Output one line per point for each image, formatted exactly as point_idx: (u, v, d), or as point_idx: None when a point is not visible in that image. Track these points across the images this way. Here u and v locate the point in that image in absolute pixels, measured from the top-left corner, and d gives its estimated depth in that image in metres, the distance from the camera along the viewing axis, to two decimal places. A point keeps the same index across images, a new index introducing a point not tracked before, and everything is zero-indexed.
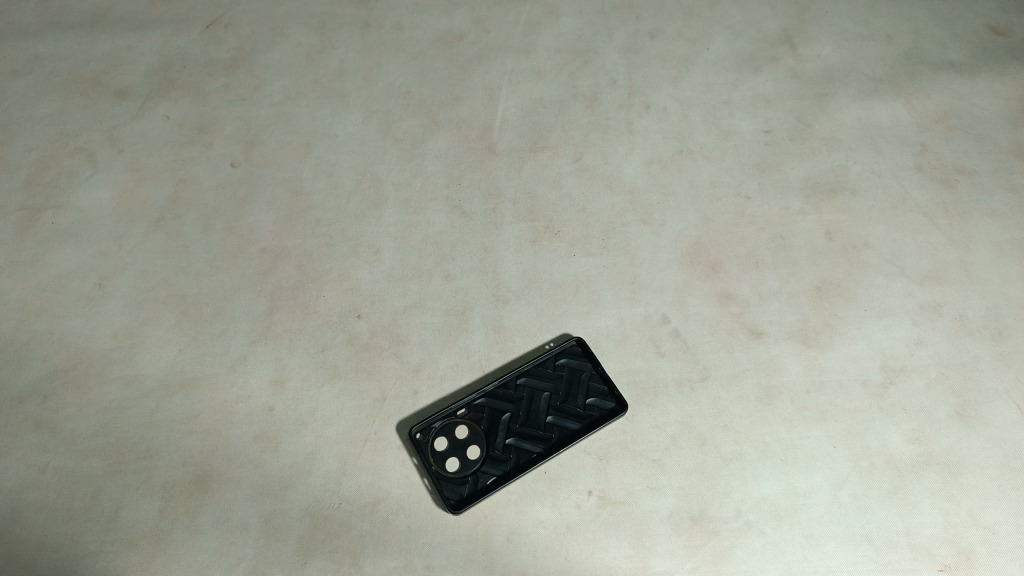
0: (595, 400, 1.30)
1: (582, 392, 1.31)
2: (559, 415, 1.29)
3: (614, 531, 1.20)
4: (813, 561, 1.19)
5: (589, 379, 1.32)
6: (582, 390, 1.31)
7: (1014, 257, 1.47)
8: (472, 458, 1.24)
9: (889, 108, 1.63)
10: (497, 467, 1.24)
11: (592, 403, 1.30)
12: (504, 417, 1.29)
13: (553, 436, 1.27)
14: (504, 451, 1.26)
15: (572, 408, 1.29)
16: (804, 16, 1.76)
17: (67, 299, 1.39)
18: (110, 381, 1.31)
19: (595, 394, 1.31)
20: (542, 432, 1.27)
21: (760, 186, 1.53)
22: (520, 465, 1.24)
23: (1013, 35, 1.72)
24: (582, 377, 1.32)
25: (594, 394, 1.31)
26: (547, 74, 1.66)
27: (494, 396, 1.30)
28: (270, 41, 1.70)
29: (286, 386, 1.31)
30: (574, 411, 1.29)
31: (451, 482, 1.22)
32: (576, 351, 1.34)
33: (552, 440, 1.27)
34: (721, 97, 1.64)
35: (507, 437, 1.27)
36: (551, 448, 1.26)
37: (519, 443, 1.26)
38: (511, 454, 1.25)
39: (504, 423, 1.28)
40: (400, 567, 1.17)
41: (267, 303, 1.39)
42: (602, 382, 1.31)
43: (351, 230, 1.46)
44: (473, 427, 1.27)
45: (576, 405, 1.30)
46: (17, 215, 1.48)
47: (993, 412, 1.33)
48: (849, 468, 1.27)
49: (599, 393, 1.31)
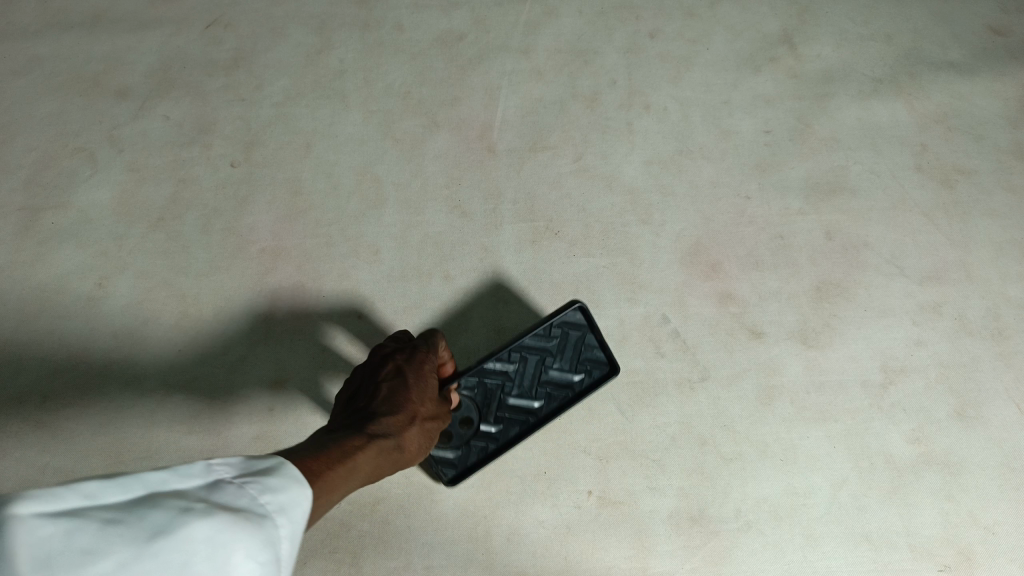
0: (590, 362, 1.32)
1: (576, 354, 1.32)
2: (552, 378, 1.31)
3: (614, 530, 1.26)
4: (814, 561, 1.25)
5: (582, 341, 1.33)
6: (576, 352, 1.32)
7: (1014, 257, 1.47)
8: (464, 427, 1.29)
9: (889, 108, 1.60)
10: (492, 437, 1.28)
11: (587, 365, 1.32)
12: (497, 383, 1.31)
13: (544, 404, 1.30)
14: (497, 421, 1.29)
15: (565, 371, 1.31)
16: (805, 16, 1.69)
17: (67, 299, 1.40)
18: (111, 381, 1.34)
19: (588, 356, 1.32)
20: (536, 398, 1.30)
21: (760, 186, 1.52)
22: (515, 434, 1.28)
23: (1013, 36, 1.66)
24: (577, 338, 1.32)
25: (588, 356, 1.32)
26: (546, 74, 1.62)
27: (488, 363, 1.31)
28: (268, 41, 1.66)
29: (286, 385, 1.34)
30: (567, 374, 1.31)
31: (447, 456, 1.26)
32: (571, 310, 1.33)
33: (546, 406, 1.30)
34: (721, 97, 1.60)
35: (500, 403, 1.30)
36: (546, 414, 1.29)
37: (512, 409, 1.30)
38: (504, 422, 1.29)
39: (498, 390, 1.31)
40: (400, 567, 1.25)
41: (268, 303, 1.40)
42: (596, 342, 1.32)
43: (350, 230, 1.46)
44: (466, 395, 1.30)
45: (569, 368, 1.31)
46: (17, 216, 1.49)
47: (992, 412, 1.34)
48: (849, 468, 1.30)
49: (593, 354, 1.32)
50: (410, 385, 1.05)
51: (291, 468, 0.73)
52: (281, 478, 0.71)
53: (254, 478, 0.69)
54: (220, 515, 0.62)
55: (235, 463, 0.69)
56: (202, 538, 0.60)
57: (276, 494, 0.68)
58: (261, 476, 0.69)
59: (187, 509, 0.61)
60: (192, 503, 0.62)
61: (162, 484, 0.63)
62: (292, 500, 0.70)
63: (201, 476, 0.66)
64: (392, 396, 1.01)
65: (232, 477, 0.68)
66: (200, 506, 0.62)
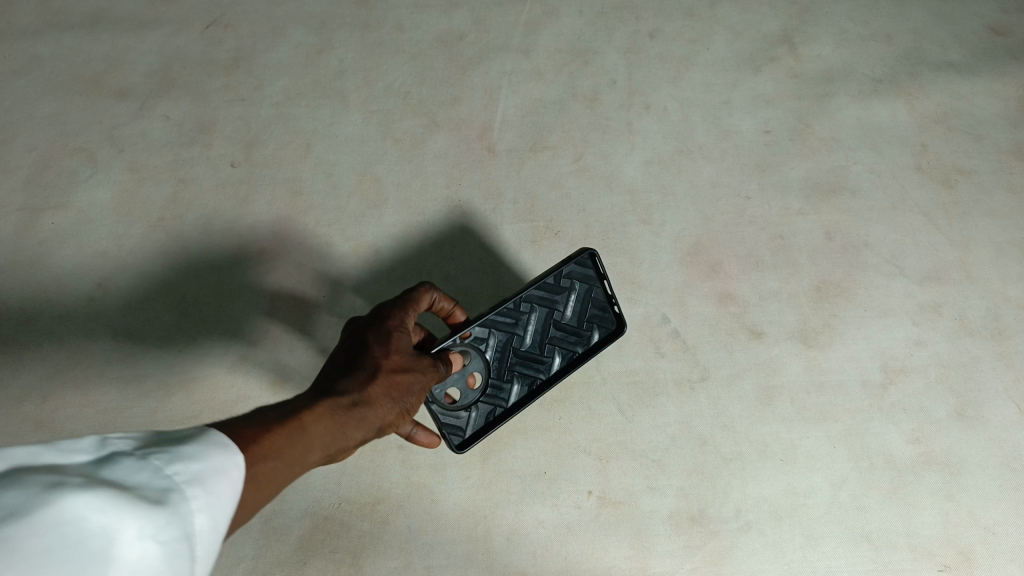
0: (597, 316, 1.33)
1: (583, 309, 1.33)
2: (560, 333, 1.33)
3: (614, 530, 1.26)
4: (813, 560, 1.26)
5: (590, 294, 1.33)
6: (584, 306, 1.33)
7: (1014, 257, 1.47)
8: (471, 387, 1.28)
9: (889, 108, 1.60)
10: (500, 396, 1.29)
11: (594, 320, 1.33)
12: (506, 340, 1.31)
13: (554, 360, 1.32)
14: (505, 379, 1.30)
15: (573, 327, 1.33)
16: (805, 16, 1.69)
17: (68, 299, 1.43)
18: (111, 381, 1.39)
19: (595, 311, 1.33)
20: (544, 355, 1.32)
21: (760, 186, 1.52)
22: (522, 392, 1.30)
23: (1013, 36, 1.66)
24: (585, 291, 1.33)
25: (595, 311, 1.33)
26: (546, 74, 1.62)
27: (500, 318, 1.29)
28: (268, 41, 1.66)
29: (285, 386, 1.39)
30: (575, 330, 1.33)
31: (455, 417, 1.26)
32: (582, 263, 1.32)
33: (554, 363, 1.32)
34: (721, 97, 1.60)
35: (509, 361, 1.31)
36: (553, 372, 1.31)
37: (519, 367, 1.31)
38: (512, 380, 1.30)
39: (507, 347, 1.31)
40: (400, 567, 1.25)
41: (268, 304, 1.43)
42: (603, 296, 1.33)
43: (351, 230, 1.48)
44: (475, 352, 1.28)
45: (577, 323, 1.33)
46: (17, 216, 1.50)
47: (992, 412, 1.34)
48: (849, 468, 1.30)
49: (599, 308, 1.33)
50: (371, 344, 0.99)
51: (210, 438, 0.66)
52: (194, 448, 0.63)
53: (159, 449, 0.60)
54: (106, 488, 0.53)
55: (135, 436, 0.61)
56: (80, 514, 0.51)
57: (186, 464, 0.60)
58: (169, 446, 0.61)
59: (64, 482, 0.52)
60: (72, 477, 0.53)
61: (35, 459, 0.54)
62: (207, 471, 0.61)
63: (89, 451, 0.57)
64: (351, 360, 0.97)
65: (128, 450, 0.59)
66: (82, 478, 0.53)
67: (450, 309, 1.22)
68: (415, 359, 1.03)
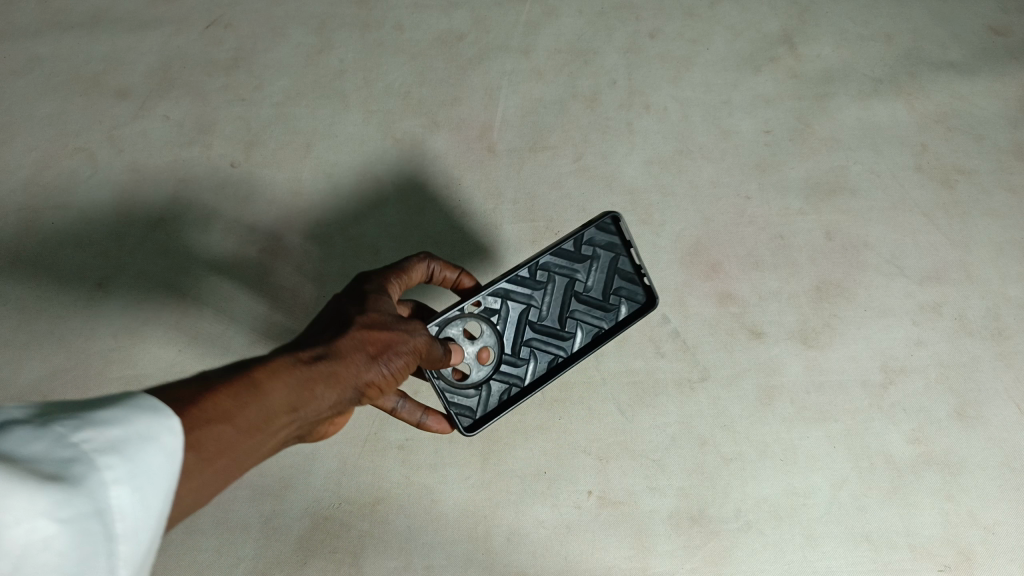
0: (625, 288, 1.29)
1: (610, 279, 1.29)
2: (582, 306, 1.30)
3: (614, 530, 1.26)
4: (813, 560, 1.26)
5: (616, 264, 1.29)
6: (610, 276, 1.29)
7: (1014, 257, 1.47)
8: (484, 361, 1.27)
9: (889, 109, 1.60)
10: (515, 371, 1.28)
11: (621, 291, 1.29)
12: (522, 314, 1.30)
13: (569, 333, 1.30)
14: (522, 354, 1.29)
15: (596, 299, 1.29)
16: (805, 16, 1.69)
17: (69, 300, 1.44)
18: (111, 381, 1.39)
19: (623, 281, 1.29)
20: (563, 330, 1.30)
21: (760, 186, 1.52)
22: (540, 368, 1.29)
23: (1014, 36, 1.66)
24: (610, 261, 1.29)
25: (622, 281, 1.29)
26: (546, 74, 1.62)
27: (516, 289, 1.28)
28: (268, 41, 1.66)
29: None
30: (599, 303, 1.29)
31: (466, 394, 1.25)
32: (608, 228, 1.28)
33: (574, 338, 1.30)
34: (721, 97, 1.60)
35: (526, 335, 1.30)
36: (574, 347, 1.29)
37: (537, 342, 1.30)
38: (529, 356, 1.29)
39: (523, 321, 1.30)
40: (400, 567, 1.25)
41: (268, 304, 1.43)
42: (630, 265, 1.29)
43: (351, 231, 1.49)
44: (489, 324, 1.28)
45: (600, 296, 1.29)
46: (18, 217, 1.50)
47: (992, 412, 1.34)
48: (849, 468, 1.30)
49: (627, 279, 1.29)
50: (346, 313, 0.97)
51: (138, 400, 0.62)
52: (114, 412, 0.59)
53: (74, 416, 0.56)
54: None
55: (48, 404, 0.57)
56: None
57: (101, 430, 0.56)
58: (85, 412, 0.57)
59: None
60: None
61: None
62: (124, 438, 0.57)
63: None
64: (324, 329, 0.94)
65: (37, 417, 0.55)
66: None
67: (457, 278, 1.25)
68: (397, 322, 0.99)
